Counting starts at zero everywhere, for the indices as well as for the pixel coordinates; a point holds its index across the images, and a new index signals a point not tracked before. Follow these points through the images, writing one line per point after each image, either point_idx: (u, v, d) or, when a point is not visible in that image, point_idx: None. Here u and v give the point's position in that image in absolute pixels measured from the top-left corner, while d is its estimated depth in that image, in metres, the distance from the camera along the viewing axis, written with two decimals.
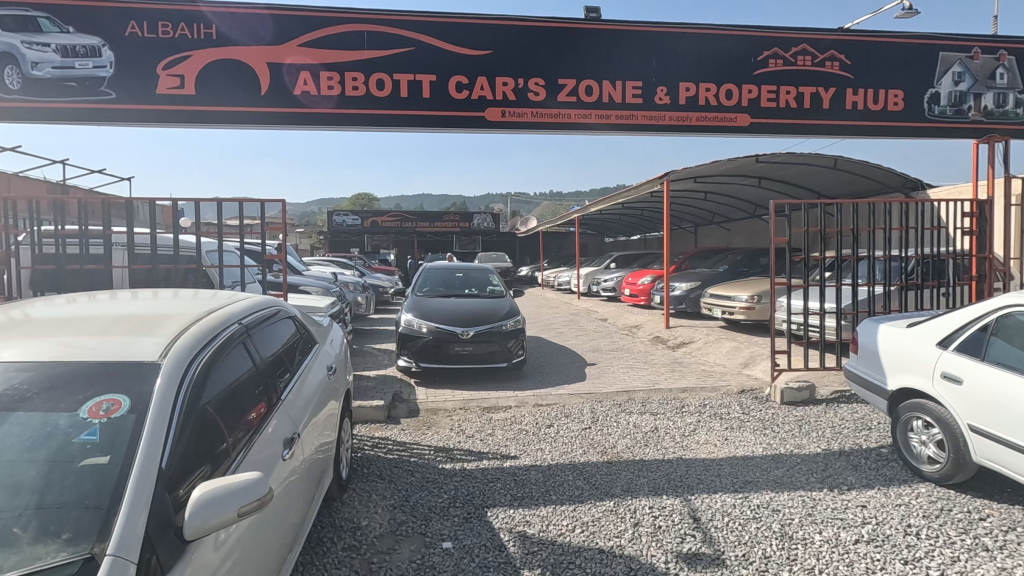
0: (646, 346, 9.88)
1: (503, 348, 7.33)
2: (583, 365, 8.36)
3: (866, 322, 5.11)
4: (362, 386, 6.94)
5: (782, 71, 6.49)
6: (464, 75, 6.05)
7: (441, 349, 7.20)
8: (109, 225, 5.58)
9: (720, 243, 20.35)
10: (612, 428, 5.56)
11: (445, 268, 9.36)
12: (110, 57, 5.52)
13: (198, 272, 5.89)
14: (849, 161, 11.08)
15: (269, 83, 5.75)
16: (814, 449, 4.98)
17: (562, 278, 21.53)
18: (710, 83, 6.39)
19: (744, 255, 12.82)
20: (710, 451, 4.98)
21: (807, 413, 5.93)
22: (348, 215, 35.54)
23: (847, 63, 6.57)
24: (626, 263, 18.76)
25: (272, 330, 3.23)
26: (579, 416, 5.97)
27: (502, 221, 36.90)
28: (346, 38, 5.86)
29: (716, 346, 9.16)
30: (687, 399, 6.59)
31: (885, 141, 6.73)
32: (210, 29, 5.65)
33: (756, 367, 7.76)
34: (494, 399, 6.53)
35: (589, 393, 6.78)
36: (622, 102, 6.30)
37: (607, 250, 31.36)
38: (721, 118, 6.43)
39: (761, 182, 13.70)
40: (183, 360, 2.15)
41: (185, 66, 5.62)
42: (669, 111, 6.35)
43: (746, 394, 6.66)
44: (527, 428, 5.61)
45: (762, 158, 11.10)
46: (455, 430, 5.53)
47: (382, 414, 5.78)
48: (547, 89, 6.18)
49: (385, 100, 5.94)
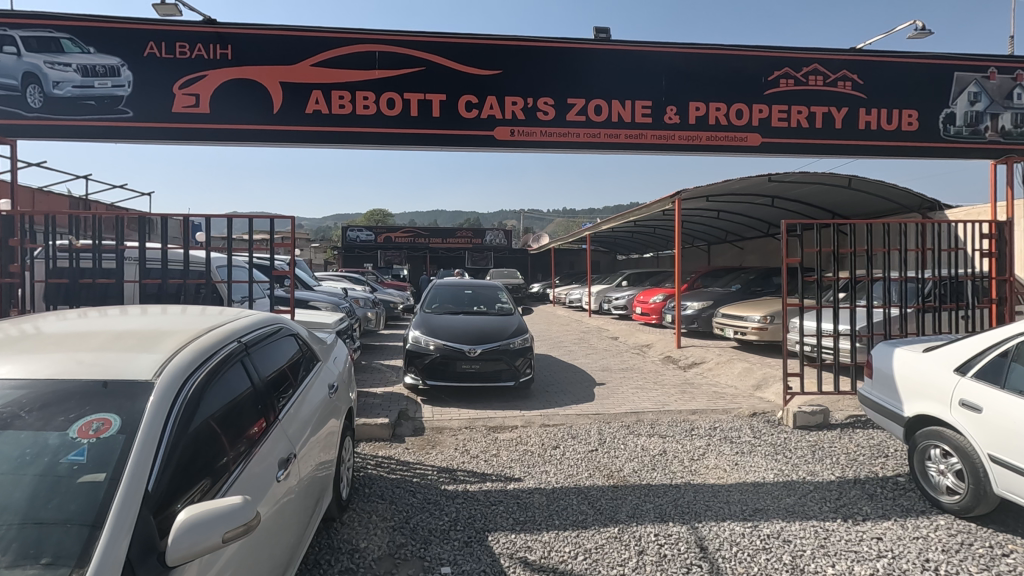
0: (657, 366, 9.76)
1: (510, 366, 7.27)
2: (591, 385, 8.26)
3: (880, 345, 4.98)
4: (368, 404, 6.91)
5: (793, 90, 6.46)
6: (474, 94, 6.10)
7: (448, 367, 7.15)
8: (121, 241, 5.63)
9: (733, 262, 20.15)
10: (620, 451, 5.47)
11: (455, 284, 9.36)
12: (129, 77, 5.65)
13: (207, 288, 5.93)
14: (864, 180, 10.96)
15: (282, 102, 5.84)
16: (827, 477, 4.83)
17: (574, 295, 21.45)
18: (720, 102, 6.38)
19: (757, 275, 12.69)
20: (720, 476, 4.85)
21: (820, 439, 5.78)
22: (362, 231, 35.93)
23: (859, 83, 6.53)
24: (637, 281, 18.67)
25: (274, 347, 3.23)
26: (586, 437, 5.88)
27: (514, 238, 37.03)
28: (358, 58, 5.94)
29: (728, 367, 9.00)
30: (698, 422, 6.46)
31: (899, 161, 6.64)
32: (226, 50, 5.77)
33: (769, 390, 7.61)
34: (500, 419, 6.46)
35: (597, 413, 6.69)
36: (631, 121, 6.29)
37: (620, 268, 31.20)
38: (731, 137, 6.39)
39: (774, 201, 13.61)
40: (179, 378, 2.15)
41: (201, 86, 5.73)
42: (679, 130, 6.34)
43: (758, 417, 6.52)
44: (533, 449, 5.53)
45: (775, 177, 11.05)
46: (459, 450, 5.47)
47: (386, 432, 5.74)
48: (557, 108, 6.19)
49: (395, 118, 5.99)
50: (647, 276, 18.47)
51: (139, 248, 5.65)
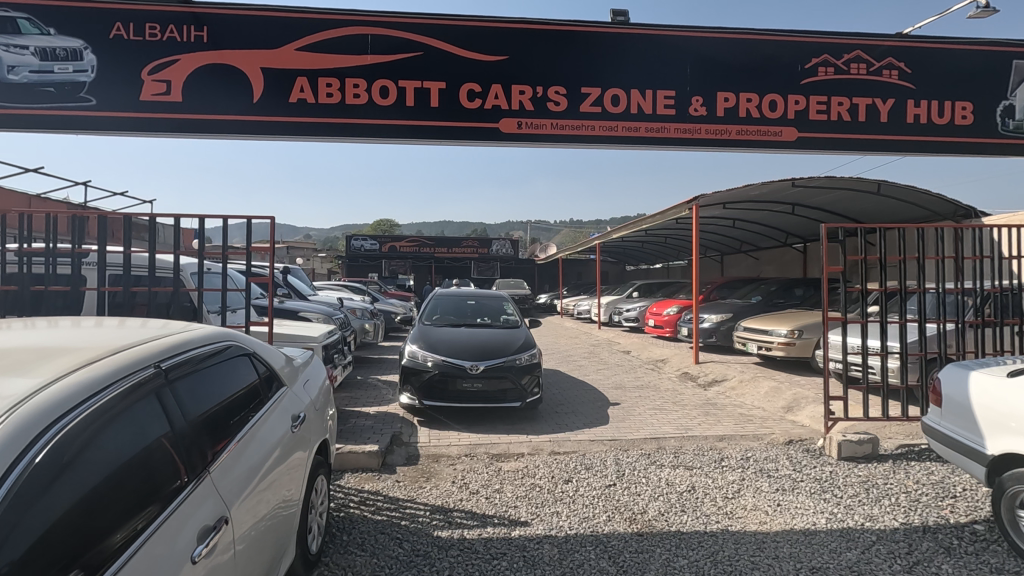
0: (674, 384, 9.02)
1: (516, 385, 6.58)
2: (605, 406, 7.53)
3: (949, 368, 4.27)
4: (358, 426, 6.23)
5: (833, 79, 5.78)
6: (476, 83, 5.47)
7: (447, 385, 6.47)
8: (78, 244, 4.99)
9: (749, 273, 19.36)
10: (641, 486, 4.75)
11: (457, 294, 8.72)
12: (92, 60, 5.05)
13: (175, 297, 5.27)
14: (894, 186, 10.23)
15: (263, 90, 5.24)
16: (889, 523, 4.08)
17: (581, 306, 20.72)
18: (751, 92, 5.73)
19: (779, 286, 11.94)
20: (761, 521, 4.11)
21: (872, 473, 5.03)
22: (366, 240, 35.41)
23: (907, 72, 5.85)
24: (649, 293, 17.93)
25: (217, 371, 2.59)
26: (601, 469, 5.17)
27: (521, 248, 36.42)
28: (347, 41, 5.33)
29: (754, 386, 8.23)
30: (727, 451, 5.72)
31: (953, 158, 5.92)
32: (202, 32, 5.18)
33: (803, 413, 6.87)
34: (504, 445, 5.75)
35: (613, 439, 5.97)
36: (652, 113, 5.65)
37: (630, 278, 30.41)
38: (764, 131, 5.73)
39: (795, 208, 12.89)
40: (18, 444, 1.54)
41: (172, 71, 5.13)
42: (705, 123, 5.68)
43: (796, 446, 5.78)
44: (541, 483, 4.82)
45: (799, 181, 10.35)
46: (457, 484, 4.76)
47: (375, 461, 5.09)
48: (569, 98, 5.56)
49: (389, 109, 5.37)
50: (659, 287, 17.75)
51: (102, 252, 5.00)
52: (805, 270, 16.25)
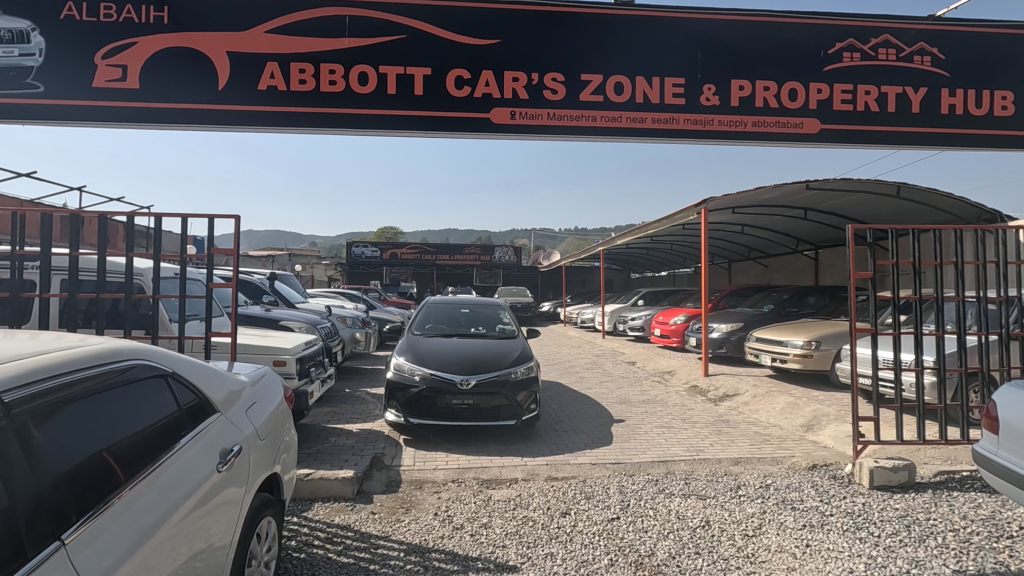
0: (683, 399, 8.43)
1: (510, 402, 6.01)
2: (609, 423, 6.95)
3: (1005, 388, 3.69)
4: (337, 446, 5.68)
5: (859, 66, 5.25)
6: (465, 69, 4.97)
7: (435, 402, 5.91)
8: (18, 245, 4.44)
9: (757, 280, 18.72)
10: (648, 521, 4.17)
11: (450, 302, 8.17)
12: (40, 43, 4.57)
13: (128, 304, 4.68)
14: (915, 189, 9.64)
15: (229, 77, 4.74)
16: (939, 572, 3.48)
17: (585, 315, 20.15)
18: (768, 80, 5.20)
19: (792, 294, 11.34)
20: (789, 568, 3.53)
21: (910, 505, 4.43)
22: (367, 247, 35.06)
23: (940, 58, 5.31)
24: (654, 300, 17.35)
25: (109, 399, 2.07)
26: (603, 498, 4.60)
27: (524, 255, 35.95)
28: (322, 23, 4.83)
29: (769, 401, 7.62)
30: (743, 477, 5.13)
31: (993, 153, 5.34)
32: (161, 12, 4.70)
33: (825, 433, 6.28)
34: (496, 470, 5.19)
35: (616, 464, 5.40)
36: (659, 102, 5.12)
37: (634, 286, 29.81)
38: (784, 122, 5.19)
39: (807, 213, 12.31)
40: None
41: (129, 55, 4.65)
42: (718, 113, 5.15)
43: (821, 472, 5.18)
44: (534, 516, 4.25)
45: (813, 184, 9.79)
46: (439, 518, 4.20)
47: (349, 489, 4.53)
48: (567, 86, 5.04)
49: (369, 97, 4.87)
50: (665, 295, 17.16)
51: (45, 255, 4.43)
52: (817, 278, 15.67)
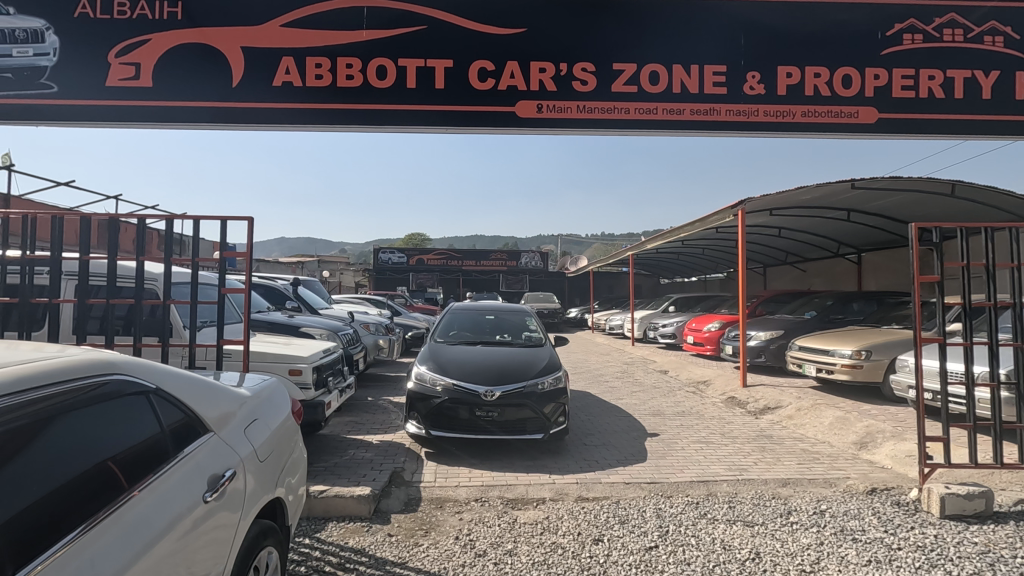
0: (721, 411, 7.93)
1: (537, 415, 5.65)
2: (642, 437, 6.52)
3: None
4: (355, 459, 5.41)
5: (921, 49, 4.77)
6: (489, 61, 4.67)
7: (458, 414, 5.60)
8: (29, 249, 4.30)
9: (795, 285, 17.94)
10: (690, 551, 3.76)
11: (474, 308, 7.88)
12: (54, 42, 4.46)
13: (140, 310, 4.48)
14: (972, 187, 8.95)
15: (243, 73, 4.54)
16: None
17: (613, 322, 19.64)
18: (820, 66, 4.76)
19: (835, 300, 10.70)
20: None
21: (991, 539, 3.91)
22: (394, 253, 35.24)
23: (1015, 38, 4.77)
24: (686, 307, 16.77)
25: (70, 422, 1.81)
26: (639, 523, 4.20)
27: (550, 261, 35.57)
28: (339, 15, 4.61)
29: (816, 415, 7.08)
30: (794, 501, 4.66)
31: None
32: (175, 8, 4.54)
33: (881, 452, 5.73)
34: (522, 488, 4.84)
35: (652, 483, 4.99)
36: (698, 92, 4.73)
37: (664, 291, 29.10)
38: (837, 111, 4.74)
39: (851, 214, 11.63)
40: None
41: (142, 52, 4.50)
42: (764, 103, 4.74)
43: (881, 497, 4.68)
44: (563, 542, 3.89)
45: (860, 183, 9.19)
46: (461, 542, 3.87)
47: (365, 508, 4.24)
48: (598, 76, 4.70)
49: (388, 92, 4.62)
50: (697, 301, 16.57)
51: (55, 259, 4.28)
52: (861, 283, 14.87)
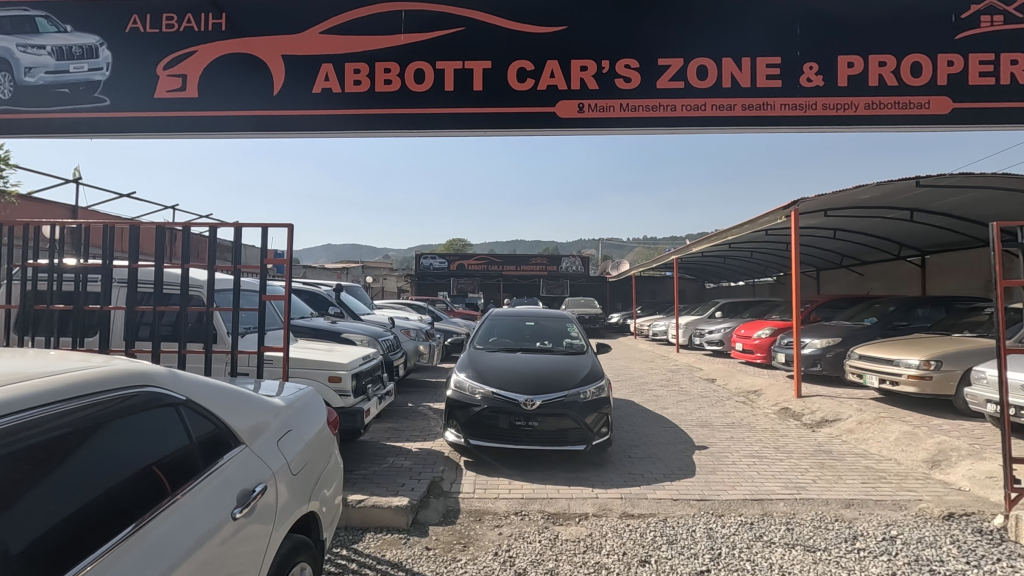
0: (774, 423, 7.51)
1: (579, 425, 5.45)
2: (689, 450, 6.21)
3: None
4: (394, 468, 5.35)
5: (1002, 31, 4.34)
6: (529, 60, 4.55)
7: (497, 423, 5.46)
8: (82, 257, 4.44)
9: (851, 290, 17.01)
10: None
11: (514, 314, 7.75)
12: (108, 57, 4.61)
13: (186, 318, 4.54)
14: None
15: (284, 80, 4.57)
16: None
17: (657, 328, 19.12)
18: (885, 54, 4.41)
19: (898, 306, 10.03)
20: None
21: None
22: (436, 259, 35.55)
23: None
24: (733, 312, 16.15)
25: (100, 435, 1.77)
26: (688, 544, 3.95)
27: (591, 265, 35.12)
28: (378, 20, 4.59)
29: (880, 430, 6.58)
30: (859, 524, 4.29)
31: None
32: (220, 19, 4.62)
33: (957, 472, 5.25)
34: (564, 502, 4.65)
35: (701, 500, 4.71)
36: (750, 86, 4.46)
37: (710, 296, 28.22)
38: (904, 102, 4.37)
39: (914, 213, 10.89)
40: None
41: (188, 64, 4.59)
42: (823, 96, 4.43)
43: (960, 523, 4.26)
44: (607, 562, 3.68)
45: (925, 180, 8.58)
46: (499, 559, 3.72)
47: (404, 519, 4.15)
48: (642, 73, 4.50)
49: (426, 95, 4.55)
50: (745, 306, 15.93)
51: (106, 267, 4.40)
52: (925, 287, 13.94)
